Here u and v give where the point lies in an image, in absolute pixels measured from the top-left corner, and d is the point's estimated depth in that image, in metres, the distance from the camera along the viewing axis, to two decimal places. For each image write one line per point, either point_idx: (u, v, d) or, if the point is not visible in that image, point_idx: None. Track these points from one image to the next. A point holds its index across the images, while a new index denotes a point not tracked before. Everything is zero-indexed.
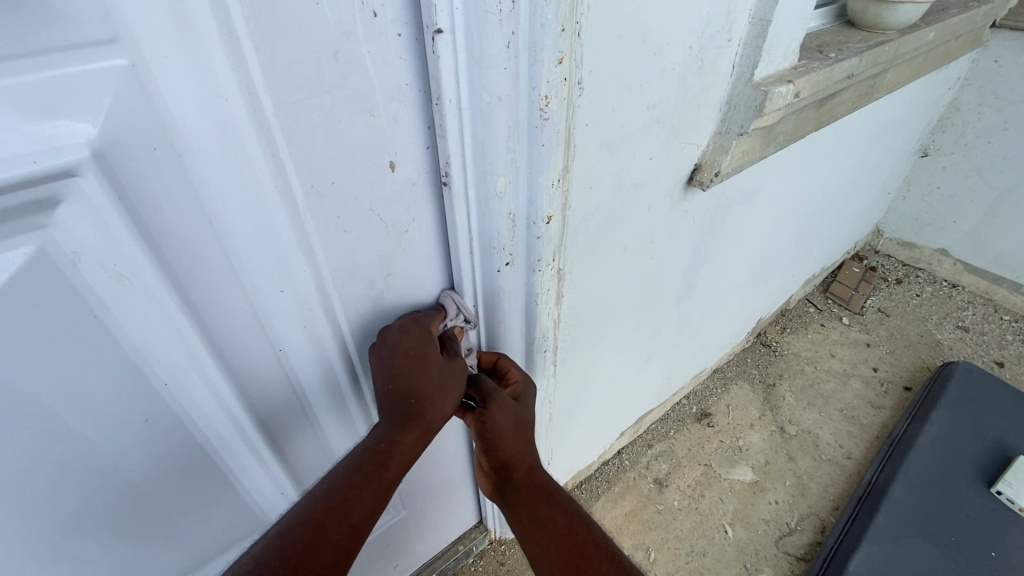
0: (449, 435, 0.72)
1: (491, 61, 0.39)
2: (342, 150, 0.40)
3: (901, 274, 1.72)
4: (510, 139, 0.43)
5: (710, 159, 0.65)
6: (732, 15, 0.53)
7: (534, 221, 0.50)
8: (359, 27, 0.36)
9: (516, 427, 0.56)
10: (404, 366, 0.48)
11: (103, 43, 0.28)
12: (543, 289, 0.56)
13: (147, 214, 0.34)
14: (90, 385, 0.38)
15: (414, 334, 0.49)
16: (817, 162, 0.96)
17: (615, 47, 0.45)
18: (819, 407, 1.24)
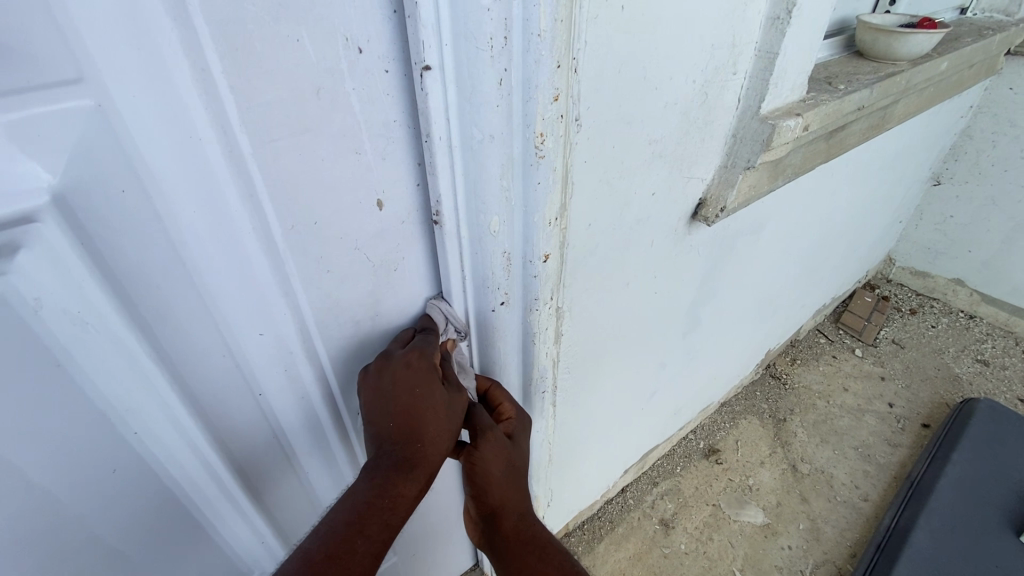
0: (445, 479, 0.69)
1: (483, 99, 0.37)
2: (325, 189, 0.38)
3: (915, 303, 1.68)
4: (504, 178, 0.41)
5: (716, 193, 0.63)
6: (737, 49, 0.52)
7: (530, 259, 0.48)
8: (344, 63, 0.34)
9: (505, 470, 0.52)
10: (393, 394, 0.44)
11: (68, 84, 0.27)
12: (540, 328, 0.54)
13: (113, 259, 0.32)
14: (52, 438, 0.36)
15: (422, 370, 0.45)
16: (827, 193, 0.93)
17: (616, 82, 0.43)
18: (833, 445, 1.19)
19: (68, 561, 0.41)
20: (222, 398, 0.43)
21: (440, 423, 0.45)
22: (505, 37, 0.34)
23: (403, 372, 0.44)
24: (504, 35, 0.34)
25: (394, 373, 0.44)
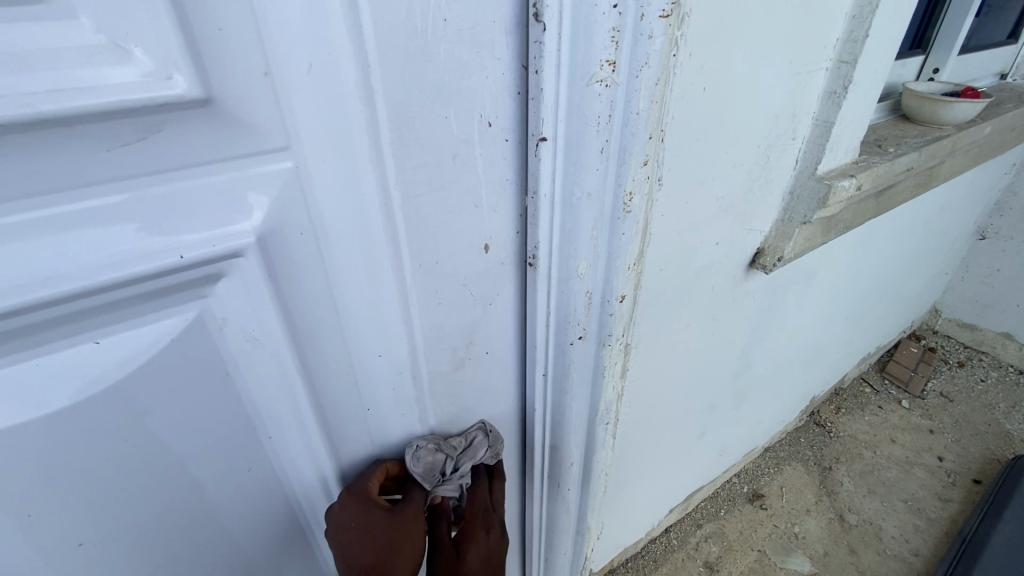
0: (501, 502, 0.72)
1: (585, 164, 0.44)
2: (447, 234, 0.45)
3: (963, 356, 1.65)
4: (595, 229, 0.48)
5: (773, 245, 0.68)
6: (796, 118, 0.58)
7: (608, 299, 0.53)
8: (477, 134, 0.41)
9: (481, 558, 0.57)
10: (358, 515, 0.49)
11: (280, 150, 0.34)
12: (610, 363, 0.59)
13: (285, 288, 0.39)
14: (210, 436, 0.42)
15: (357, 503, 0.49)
16: (874, 244, 0.97)
17: (693, 149, 0.50)
18: (880, 497, 1.17)
19: (202, 543, 0.47)
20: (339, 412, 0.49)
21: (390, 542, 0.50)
22: (610, 116, 0.41)
23: (344, 509, 0.49)
24: (609, 113, 0.41)
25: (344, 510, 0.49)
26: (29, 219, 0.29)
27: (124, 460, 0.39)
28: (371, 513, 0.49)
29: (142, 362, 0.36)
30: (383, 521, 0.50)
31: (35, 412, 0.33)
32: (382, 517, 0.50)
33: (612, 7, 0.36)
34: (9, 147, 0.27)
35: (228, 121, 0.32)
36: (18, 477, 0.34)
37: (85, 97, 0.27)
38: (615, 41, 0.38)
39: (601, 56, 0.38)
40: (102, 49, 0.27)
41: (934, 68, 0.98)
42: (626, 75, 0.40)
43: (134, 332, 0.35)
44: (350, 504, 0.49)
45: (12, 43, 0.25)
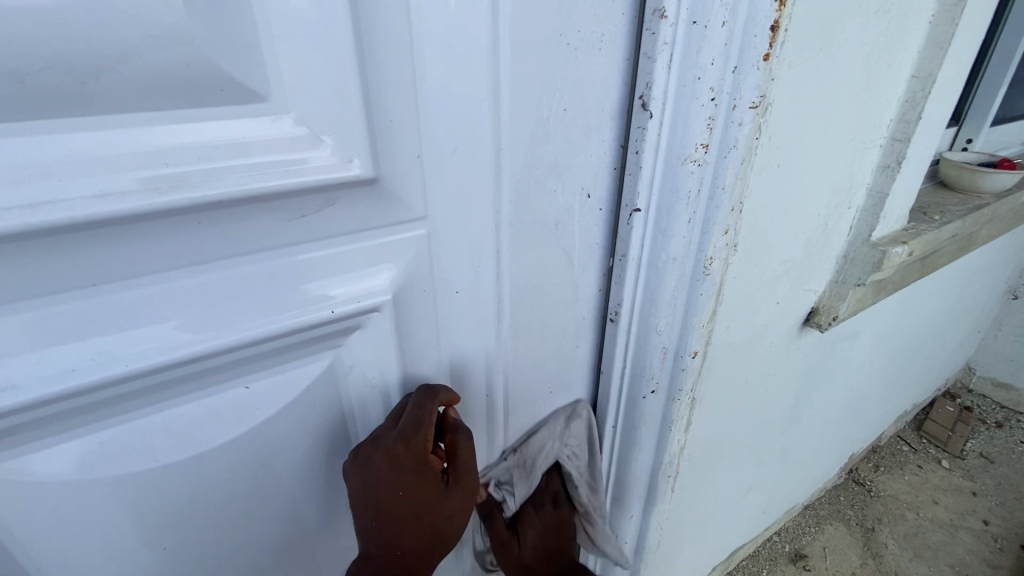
0: None
1: (673, 231, 0.47)
2: (541, 291, 0.49)
3: (1001, 417, 1.57)
4: (676, 289, 0.51)
5: (827, 303, 0.70)
6: (853, 188, 0.62)
7: (681, 355, 0.55)
8: (577, 204, 0.46)
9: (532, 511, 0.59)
10: (398, 479, 0.43)
11: (419, 219, 0.39)
12: (678, 417, 0.60)
13: (405, 338, 0.43)
14: (320, 471, 0.46)
15: (411, 463, 0.43)
16: (914, 303, 0.99)
17: (764, 217, 0.53)
18: (927, 561, 1.14)
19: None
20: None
21: (439, 525, 0.47)
22: (699, 191, 0.46)
23: (394, 476, 0.43)
24: (699, 188, 0.46)
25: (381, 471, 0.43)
26: (217, 279, 0.33)
27: (250, 494, 0.42)
28: (425, 479, 0.44)
29: (279, 403, 0.40)
30: (435, 504, 0.46)
31: (183, 449, 0.38)
32: (434, 497, 0.45)
33: (710, 99, 0.41)
34: (216, 220, 0.31)
35: (385, 196, 0.36)
36: (165, 503, 0.39)
37: (286, 178, 0.32)
38: (711, 127, 0.43)
39: (696, 140, 0.43)
40: (302, 138, 0.32)
41: (966, 138, 1.05)
42: (717, 154, 0.44)
43: (275, 377, 0.39)
44: (405, 474, 0.43)
45: (233, 135, 0.30)
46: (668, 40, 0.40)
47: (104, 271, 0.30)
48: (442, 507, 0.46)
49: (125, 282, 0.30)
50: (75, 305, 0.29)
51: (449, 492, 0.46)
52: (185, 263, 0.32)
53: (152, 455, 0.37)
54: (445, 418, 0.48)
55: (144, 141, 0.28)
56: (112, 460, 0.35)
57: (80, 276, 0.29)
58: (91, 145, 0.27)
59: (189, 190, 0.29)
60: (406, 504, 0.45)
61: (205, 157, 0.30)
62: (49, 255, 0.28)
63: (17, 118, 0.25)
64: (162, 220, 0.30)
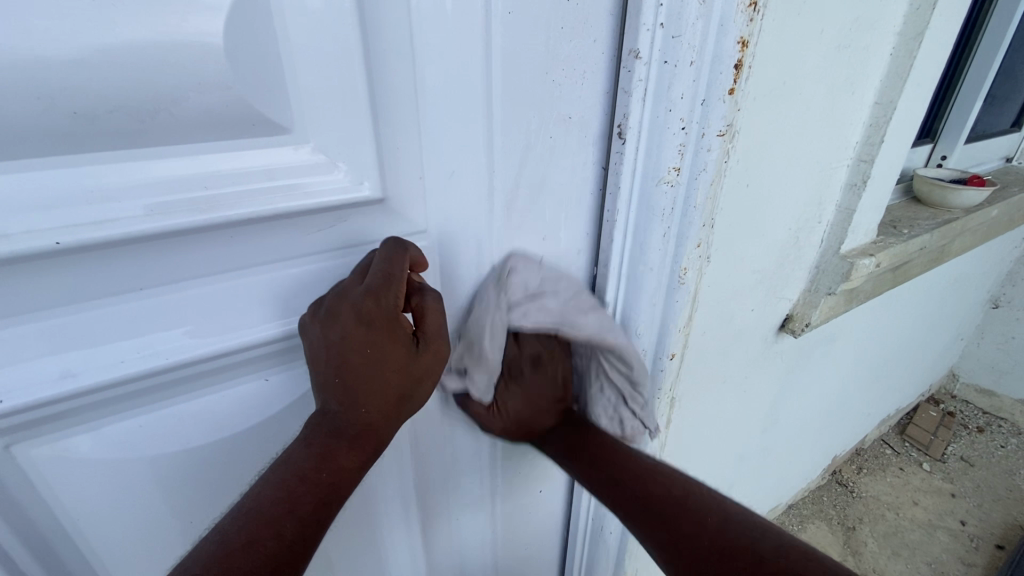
0: (549, 496, 0.73)
1: (651, 243, 0.52)
2: None
3: (983, 422, 1.60)
4: (654, 296, 0.56)
5: (801, 311, 0.75)
6: (822, 205, 0.67)
7: (660, 356, 0.60)
8: (563, 219, 0.51)
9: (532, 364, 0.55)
10: (359, 339, 0.38)
11: (418, 232, 0.44)
12: (658, 414, 0.65)
13: None
14: None
15: (378, 314, 0.39)
16: (890, 311, 1.03)
17: (736, 232, 0.58)
18: (905, 558, 1.18)
19: None
20: (430, 468, 0.58)
21: (408, 388, 0.42)
22: (673, 208, 0.51)
23: (363, 332, 0.38)
24: (672, 205, 0.50)
25: (339, 324, 0.38)
26: (245, 284, 0.38)
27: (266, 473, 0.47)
28: (394, 337, 0.40)
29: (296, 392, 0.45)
30: (402, 367, 0.41)
31: (210, 432, 0.43)
32: (406, 362, 0.41)
33: (681, 128, 0.46)
34: (247, 235, 0.37)
35: (389, 213, 0.41)
36: (192, 479, 0.44)
37: (306, 199, 0.37)
38: (682, 152, 0.48)
39: (669, 164, 0.48)
40: (320, 165, 0.37)
41: (941, 155, 1.10)
42: (688, 176, 0.49)
43: (293, 371, 0.45)
44: (374, 330, 0.39)
45: (261, 163, 0.35)
46: (643, 77, 0.45)
47: (151, 278, 0.35)
48: (410, 375, 0.41)
49: (167, 286, 0.35)
50: (126, 307, 0.35)
51: (421, 357, 0.42)
52: (219, 271, 0.37)
53: (184, 438, 0.42)
54: (409, 284, 0.43)
55: (188, 169, 0.33)
56: (149, 440, 0.40)
57: (131, 282, 0.34)
58: (147, 174, 0.32)
59: (225, 209, 0.34)
60: (370, 362, 0.40)
61: (238, 181, 0.35)
62: (108, 264, 0.33)
63: (89, 153, 0.30)
64: (202, 234, 0.35)
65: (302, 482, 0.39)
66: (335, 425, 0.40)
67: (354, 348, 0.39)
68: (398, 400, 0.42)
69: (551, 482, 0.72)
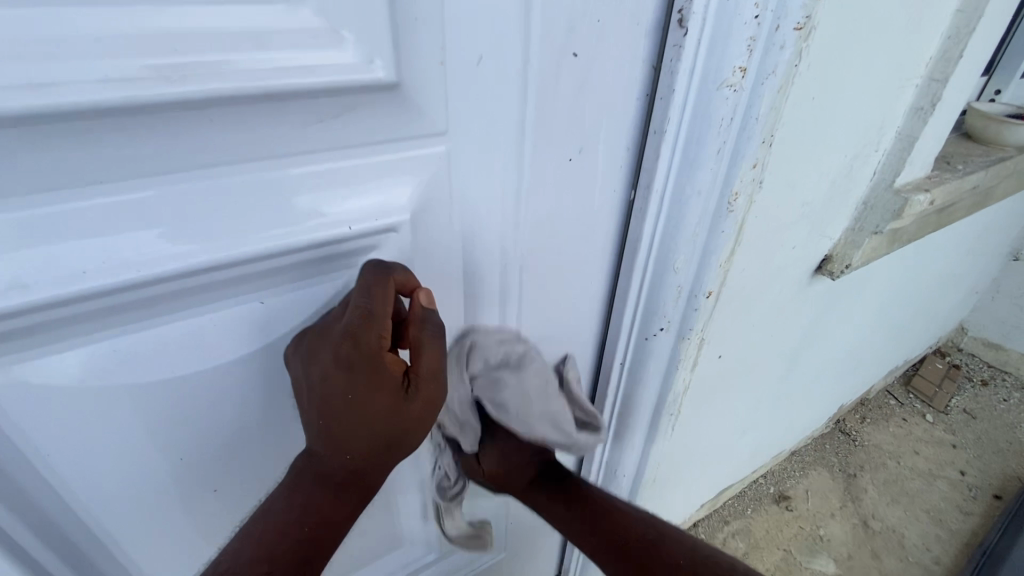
0: (563, 440, 0.70)
1: (702, 163, 0.45)
2: (560, 220, 0.47)
3: (987, 375, 1.59)
4: (698, 225, 0.49)
5: (841, 252, 0.69)
6: (882, 130, 0.60)
7: (695, 294, 0.55)
8: (603, 129, 0.44)
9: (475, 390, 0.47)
10: (339, 382, 0.38)
11: (437, 135, 0.37)
12: (685, 356, 0.60)
13: (423, 266, 0.43)
14: None
15: (359, 356, 0.37)
16: (920, 258, 0.98)
17: (792, 155, 0.52)
18: (903, 506, 1.20)
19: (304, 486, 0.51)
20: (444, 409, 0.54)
21: (395, 435, 0.41)
22: (732, 119, 0.43)
23: (344, 374, 0.38)
24: (732, 115, 0.43)
25: (324, 373, 0.38)
26: (234, 185, 0.31)
27: (264, 408, 0.43)
28: (379, 380, 0.39)
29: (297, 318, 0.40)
30: (387, 412, 0.40)
31: (198, 362, 0.37)
32: (393, 406, 0.40)
33: (755, 16, 0.39)
34: (233, 121, 0.29)
35: (406, 106, 0.34)
36: (180, 413, 0.39)
37: (306, 76, 0.29)
38: (750, 49, 0.40)
39: (735, 63, 0.40)
40: (321, 32, 0.29)
41: (995, 89, 1.00)
42: (754, 80, 0.42)
43: (293, 296, 0.39)
44: (357, 372, 0.38)
45: (245, 24, 0.27)
46: None
47: (114, 170, 0.28)
48: (400, 423, 0.41)
49: (135, 181, 0.29)
50: (83, 207, 0.28)
51: (409, 406, 0.40)
52: (199, 166, 0.30)
53: (169, 366, 0.36)
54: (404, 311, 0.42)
55: (149, 23, 0.25)
56: (128, 369, 0.35)
57: (89, 173, 0.27)
58: (92, 23, 0.24)
59: (202, 81, 0.27)
60: (353, 407, 0.39)
61: (216, 45, 0.27)
62: (56, 149, 0.26)
63: None
64: (179, 117, 0.28)
65: (281, 536, 0.41)
66: (320, 471, 0.42)
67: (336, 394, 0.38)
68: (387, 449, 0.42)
69: None
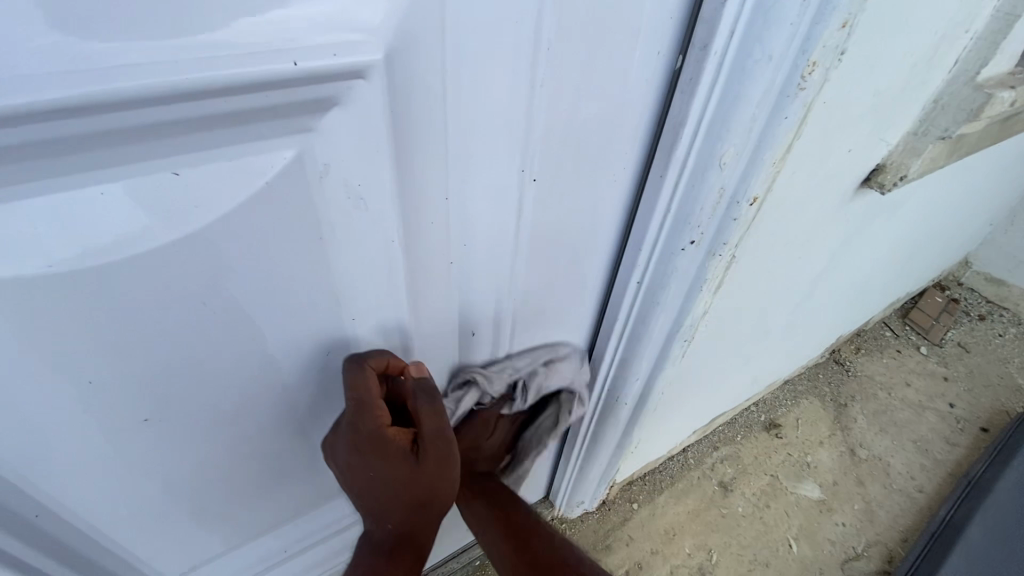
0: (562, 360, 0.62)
1: (781, 15, 0.34)
2: (585, 89, 0.36)
3: (985, 310, 1.56)
4: (757, 108, 0.39)
5: (897, 160, 0.59)
6: (982, 4, 0.48)
7: (737, 201, 0.45)
8: None
9: (438, 431, 0.46)
10: (355, 465, 0.46)
11: None
12: (711, 275, 0.52)
13: (406, 145, 0.31)
14: (289, 306, 0.36)
15: (364, 438, 0.45)
16: (958, 178, 0.89)
17: (882, 20, 0.40)
18: (891, 435, 1.20)
19: (263, 414, 0.43)
20: (429, 330, 0.46)
21: (422, 491, 0.48)
22: None
23: (359, 458, 0.46)
24: None
25: (347, 451, 0.46)
26: None
27: (200, 321, 0.33)
28: (391, 458, 0.46)
29: (233, 200, 0.29)
30: (407, 475, 0.47)
31: (91, 252, 0.27)
32: (404, 469, 0.46)
33: None
34: None
35: None
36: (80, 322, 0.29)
37: None
38: None
39: None
40: None
41: None
42: None
43: (220, 166, 0.27)
44: (368, 457, 0.46)
45: None
46: None
47: None
48: (421, 480, 0.47)
49: None
50: None
51: (421, 467, 0.46)
52: None
53: (46, 256, 0.26)
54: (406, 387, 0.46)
55: None
56: None
57: None
58: None
59: None
60: (379, 480, 0.47)
61: None
62: None
63: None
64: None
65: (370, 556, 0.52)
66: (378, 530, 0.51)
67: (362, 470, 0.47)
68: (417, 499, 0.48)
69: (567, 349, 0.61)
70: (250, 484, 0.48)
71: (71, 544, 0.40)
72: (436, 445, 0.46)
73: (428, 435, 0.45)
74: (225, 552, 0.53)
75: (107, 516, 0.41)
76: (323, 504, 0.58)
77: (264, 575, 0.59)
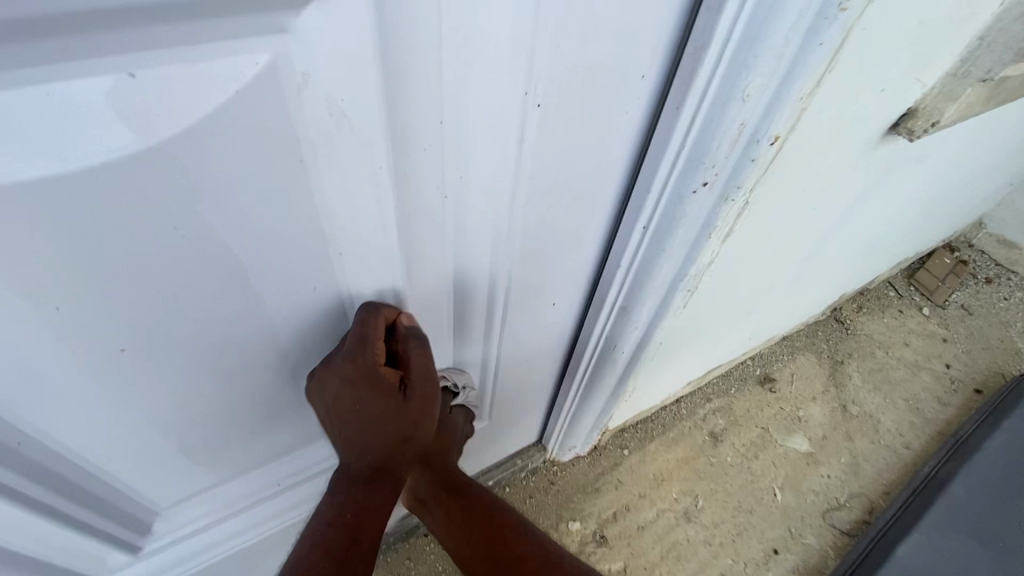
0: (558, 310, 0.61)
1: None
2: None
3: (993, 273, 1.53)
4: (790, 32, 0.35)
5: (930, 105, 0.55)
6: None
7: (756, 140, 0.42)
8: None
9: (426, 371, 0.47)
10: (343, 400, 0.46)
11: None
12: (722, 222, 0.49)
13: (394, 55, 0.28)
14: (268, 234, 0.34)
15: (360, 376, 0.45)
16: (988, 130, 0.83)
17: None
18: (884, 393, 1.20)
19: (247, 348, 0.41)
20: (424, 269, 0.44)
21: (405, 428, 0.51)
22: None
23: (351, 391, 0.46)
24: None
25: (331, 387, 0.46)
26: None
27: (173, 245, 0.31)
28: (380, 393, 0.47)
29: (199, 109, 0.26)
30: (393, 410, 0.48)
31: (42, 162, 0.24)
32: (393, 405, 0.48)
33: None
34: None
35: None
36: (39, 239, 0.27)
37: None
38: None
39: None
40: None
41: None
42: None
43: (183, 69, 0.24)
44: (359, 389, 0.46)
45: None
46: None
47: None
48: (407, 416, 0.49)
49: None
50: None
51: (409, 403, 0.48)
52: None
53: None
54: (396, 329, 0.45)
55: None
56: None
57: None
58: None
59: None
60: (365, 415, 0.48)
61: None
62: None
63: None
64: None
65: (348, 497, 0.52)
66: (355, 470, 0.52)
67: (347, 406, 0.47)
68: (402, 437, 0.51)
69: (565, 297, 0.60)
70: (236, 418, 0.47)
71: (54, 467, 0.40)
72: (427, 381, 0.48)
73: (417, 369, 0.47)
74: (216, 481, 0.53)
75: (88, 442, 0.40)
76: (313, 439, 0.58)
77: (254, 506, 0.60)
